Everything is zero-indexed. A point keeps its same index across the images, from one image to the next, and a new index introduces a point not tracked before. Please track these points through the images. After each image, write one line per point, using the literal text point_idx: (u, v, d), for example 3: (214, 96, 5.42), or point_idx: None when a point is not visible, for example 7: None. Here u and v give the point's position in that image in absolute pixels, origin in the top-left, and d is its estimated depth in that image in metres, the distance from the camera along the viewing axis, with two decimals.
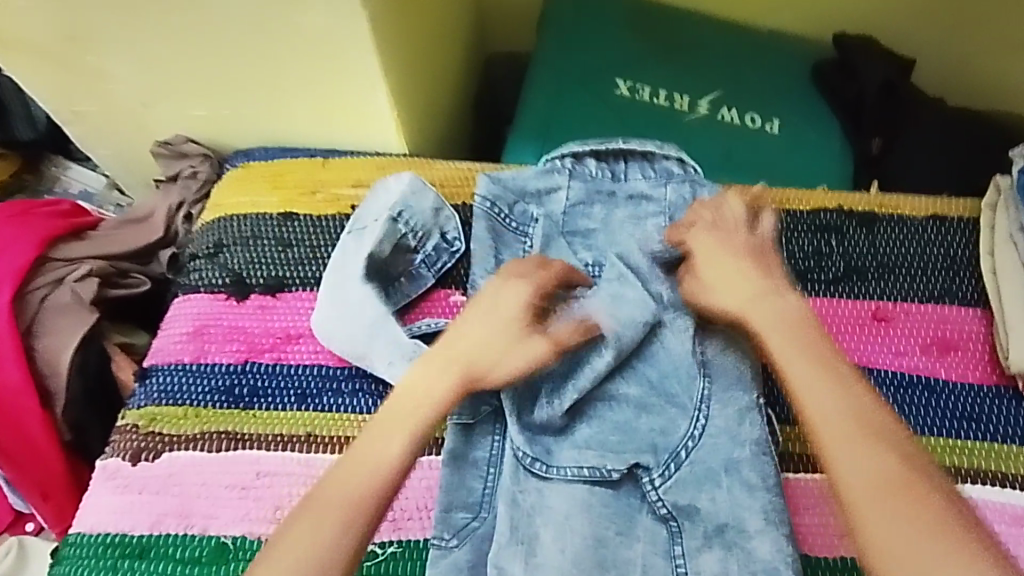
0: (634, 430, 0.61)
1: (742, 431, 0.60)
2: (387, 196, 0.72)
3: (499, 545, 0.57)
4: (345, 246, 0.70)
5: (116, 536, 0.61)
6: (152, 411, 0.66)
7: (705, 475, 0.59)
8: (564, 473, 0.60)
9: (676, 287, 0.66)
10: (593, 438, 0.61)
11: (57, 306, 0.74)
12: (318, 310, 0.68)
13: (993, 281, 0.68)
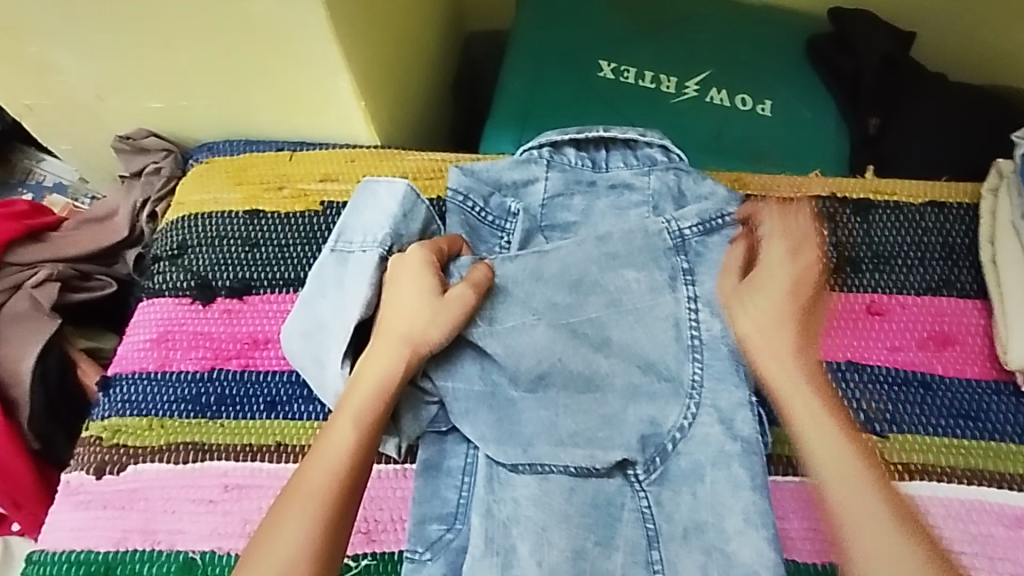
0: (622, 423, 0.59)
1: (737, 424, 0.58)
2: (376, 215, 0.64)
3: (473, 559, 0.55)
4: (325, 270, 0.63)
5: (81, 553, 0.59)
6: (116, 422, 0.64)
7: (692, 470, 0.57)
8: (540, 467, 0.58)
9: (639, 276, 0.63)
10: (581, 434, 0.58)
11: (14, 313, 0.71)
12: (288, 325, 0.63)
13: (992, 271, 0.64)
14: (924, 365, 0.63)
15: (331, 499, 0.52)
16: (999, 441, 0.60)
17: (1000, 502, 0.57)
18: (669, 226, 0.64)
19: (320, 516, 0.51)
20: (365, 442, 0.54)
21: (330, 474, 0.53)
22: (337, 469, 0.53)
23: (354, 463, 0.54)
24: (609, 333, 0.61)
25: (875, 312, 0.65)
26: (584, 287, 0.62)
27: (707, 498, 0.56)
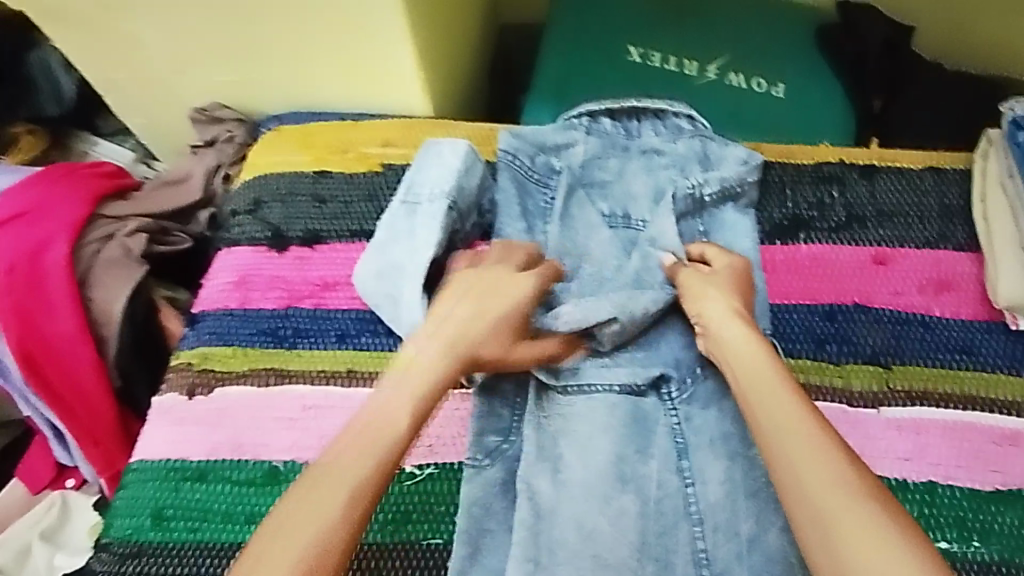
0: (657, 349, 0.68)
1: None
2: (441, 171, 0.72)
3: (526, 463, 0.62)
4: (396, 217, 0.72)
5: (176, 461, 0.66)
6: (203, 350, 0.71)
7: (717, 391, 0.65)
8: (584, 389, 0.65)
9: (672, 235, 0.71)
10: (622, 357, 0.67)
11: (107, 258, 0.78)
12: (362, 262, 0.72)
13: (982, 225, 0.72)
14: (924, 307, 0.71)
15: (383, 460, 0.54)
16: (992, 371, 0.67)
17: (992, 422, 0.65)
18: (693, 191, 0.73)
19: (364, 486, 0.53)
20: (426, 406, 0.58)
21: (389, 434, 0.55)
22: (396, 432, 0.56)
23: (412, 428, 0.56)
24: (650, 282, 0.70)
25: (879, 261, 0.73)
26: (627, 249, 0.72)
27: (729, 412, 0.64)
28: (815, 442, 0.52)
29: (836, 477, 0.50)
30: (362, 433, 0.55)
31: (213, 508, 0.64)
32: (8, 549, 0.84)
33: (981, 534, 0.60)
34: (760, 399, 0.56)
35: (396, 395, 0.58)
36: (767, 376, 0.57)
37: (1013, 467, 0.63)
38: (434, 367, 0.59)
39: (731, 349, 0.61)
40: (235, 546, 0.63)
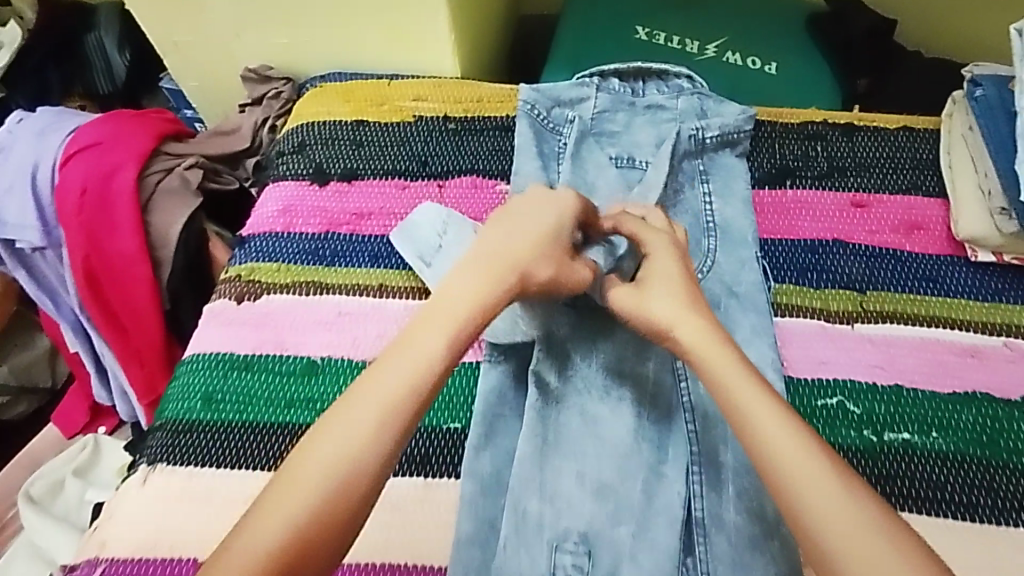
0: None
1: (743, 273, 0.75)
2: (424, 214, 0.80)
3: (537, 359, 0.68)
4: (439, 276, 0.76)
5: (225, 354, 0.75)
6: (251, 265, 0.80)
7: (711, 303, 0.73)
8: None
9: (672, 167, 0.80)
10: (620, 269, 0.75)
11: (167, 188, 0.88)
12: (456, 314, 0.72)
13: (948, 173, 0.80)
14: (897, 244, 0.78)
15: (397, 426, 0.54)
16: (955, 297, 0.75)
17: (951, 337, 0.72)
18: (695, 134, 0.82)
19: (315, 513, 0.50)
20: (440, 367, 0.57)
21: (381, 404, 0.54)
22: (390, 402, 0.54)
23: (410, 398, 0.55)
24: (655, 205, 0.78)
25: (858, 204, 0.81)
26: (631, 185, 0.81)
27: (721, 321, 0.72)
28: (817, 471, 0.52)
29: (842, 506, 0.51)
30: (350, 405, 0.54)
31: (257, 393, 0.72)
32: (51, 478, 1.19)
33: (940, 429, 0.68)
34: (750, 422, 0.55)
35: (408, 356, 0.57)
36: (758, 402, 0.56)
37: (973, 376, 0.70)
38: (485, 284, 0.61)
39: (714, 368, 0.58)
40: (275, 426, 0.71)
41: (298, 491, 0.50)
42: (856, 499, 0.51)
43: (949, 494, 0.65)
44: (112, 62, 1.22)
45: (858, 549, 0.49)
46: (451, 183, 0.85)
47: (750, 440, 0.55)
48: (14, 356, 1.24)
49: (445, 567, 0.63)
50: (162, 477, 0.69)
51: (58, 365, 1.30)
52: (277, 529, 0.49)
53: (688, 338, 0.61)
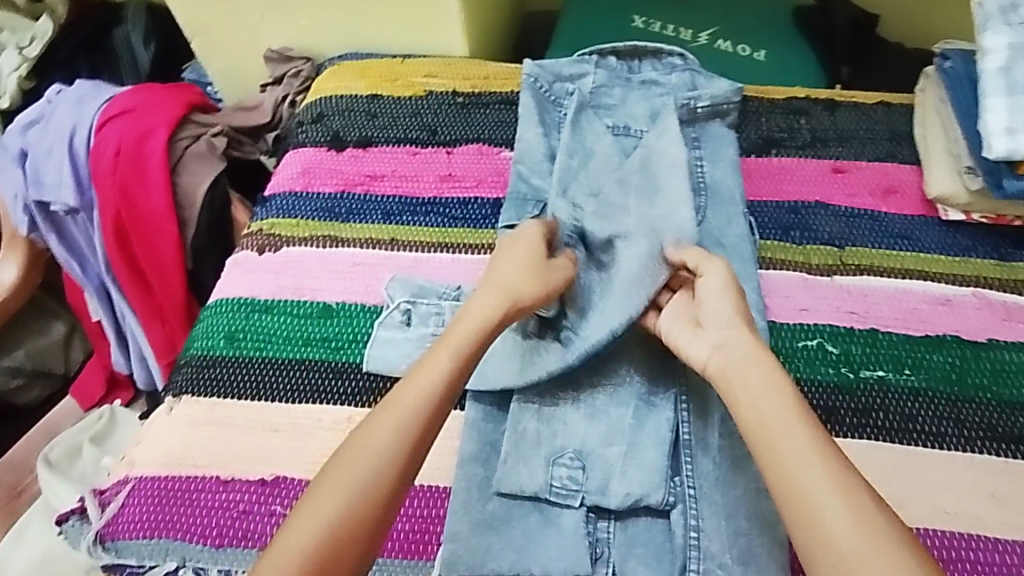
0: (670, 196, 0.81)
1: (730, 229, 0.80)
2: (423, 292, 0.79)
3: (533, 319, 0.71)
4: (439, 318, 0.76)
5: (247, 299, 0.80)
6: (272, 221, 0.86)
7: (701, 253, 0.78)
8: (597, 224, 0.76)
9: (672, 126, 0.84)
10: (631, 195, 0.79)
11: (195, 153, 0.95)
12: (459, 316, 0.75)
13: (922, 142, 0.86)
14: (873, 206, 0.84)
15: (410, 438, 0.59)
16: (927, 253, 0.80)
17: (923, 288, 0.77)
18: (688, 103, 0.88)
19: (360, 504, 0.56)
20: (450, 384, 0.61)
21: (403, 423, 0.59)
22: (410, 422, 0.59)
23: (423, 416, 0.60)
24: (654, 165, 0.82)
25: (838, 171, 0.87)
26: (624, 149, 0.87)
27: None
28: (838, 488, 0.54)
29: (856, 527, 0.52)
30: (376, 425, 0.59)
31: (277, 333, 0.78)
32: (66, 445, 1.18)
33: (913, 368, 0.72)
34: (775, 445, 0.56)
35: (421, 373, 0.62)
36: (789, 423, 0.57)
37: (943, 322, 0.75)
38: (489, 307, 0.66)
39: (752, 388, 0.59)
40: (294, 362, 0.75)
41: (335, 493, 0.56)
42: (873, 524, 0.52)
43: (921, 425, 0.69)
44: (137, 53, 1.28)
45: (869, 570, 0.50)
46: (459, 150, 0.91)
47: (770, 456, 0.56)
48: (30, 340, 1.29)
49: (449, 487, 0.67)
50: (187, 406, 0.74)
51: (72, 352, 1.34)
52: (308, 536, 0.55)
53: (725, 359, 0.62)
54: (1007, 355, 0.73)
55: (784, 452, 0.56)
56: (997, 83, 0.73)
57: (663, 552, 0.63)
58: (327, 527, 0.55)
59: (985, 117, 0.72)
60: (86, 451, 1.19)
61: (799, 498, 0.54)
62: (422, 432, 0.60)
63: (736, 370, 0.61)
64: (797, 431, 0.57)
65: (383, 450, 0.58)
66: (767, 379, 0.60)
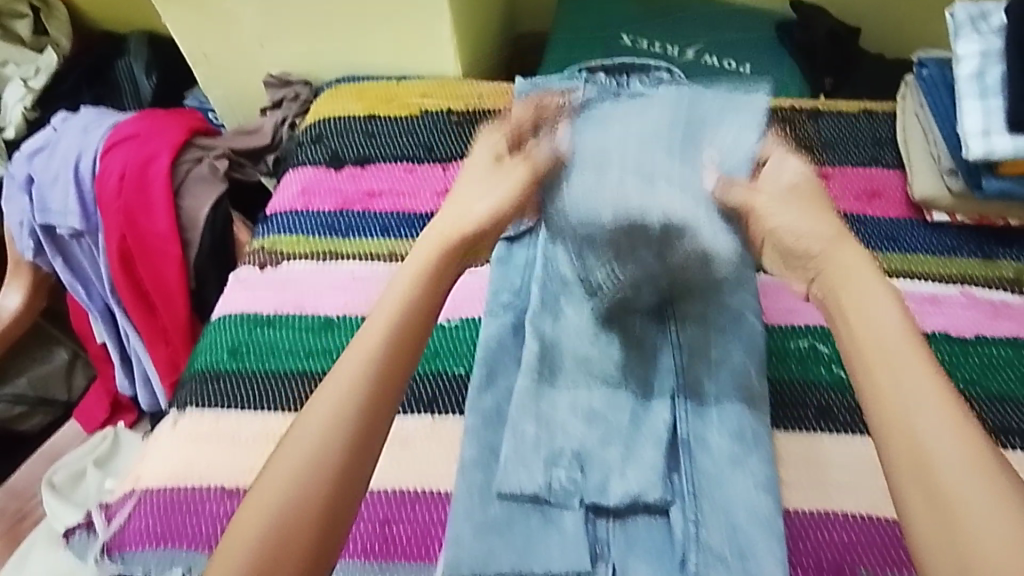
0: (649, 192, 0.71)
1: None
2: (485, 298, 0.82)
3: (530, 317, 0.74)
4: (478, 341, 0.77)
5: (249, 314, 0.82)
6: (273, 238, 0.89)
7: None
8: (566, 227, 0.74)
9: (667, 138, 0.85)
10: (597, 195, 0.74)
11: (197, 176, 0.98)
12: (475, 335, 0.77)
13: (903, 147, 0.88)
14: (860, 210, 0.86)
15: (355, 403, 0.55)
16: (914, 254, 0.82)
17: (910, 287, 0.79)
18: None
19: (314, 465, 0.53)
20: (393, 350, 0.58)
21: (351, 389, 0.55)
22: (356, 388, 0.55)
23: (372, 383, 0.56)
24: None
25: (823, 176, 0.89)
26: None
27: None
28: (954, 430, 0.50)
29: (962, 454, 0.49)
30: (330, 382, 0.56)
31: (279, 346, 0.79)
32: (70, 469, 1.19)
33: None
34: (884, 366, 0.54)
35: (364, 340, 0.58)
36: (899, 345, 0.54)
37: (932, 320, 0.77)
38: (432, 257, 0.64)
39: (861, 316, 0.57)
40: (297, 373, 0.77)
41: (290, 459, 0.53)
42: (983, 455, 0.49)
43: None
44: (140, 84, 1.32)
45: (970, 492, 0.47)
46: (454, 167, 0.94)
47: (876, 394, 0.53)
48: (34, 367, 1.31)
49: (449, 492, 0.69)
50: (191, 420, 0.75)
51: (75, 379, 1.35)
52: (269, 497, 0.51)
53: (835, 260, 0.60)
54: (995, 350, 0.74)
55: (889, 389, 0.53)
56: (970, 87, 0.75)
57: (664, 551, 0.63)
58: (276, 506, 0.51)
59: (962, 119, 0.74)
60: (89, 474, 1.19)
61: (911, 436, 0.51)
62: (380, 391, 0.56)
63: (851, 295, 0.58)
64: (912, 368, 0.53)
65: (328, 416, 0.54)
66: (881, 303, 0.57)
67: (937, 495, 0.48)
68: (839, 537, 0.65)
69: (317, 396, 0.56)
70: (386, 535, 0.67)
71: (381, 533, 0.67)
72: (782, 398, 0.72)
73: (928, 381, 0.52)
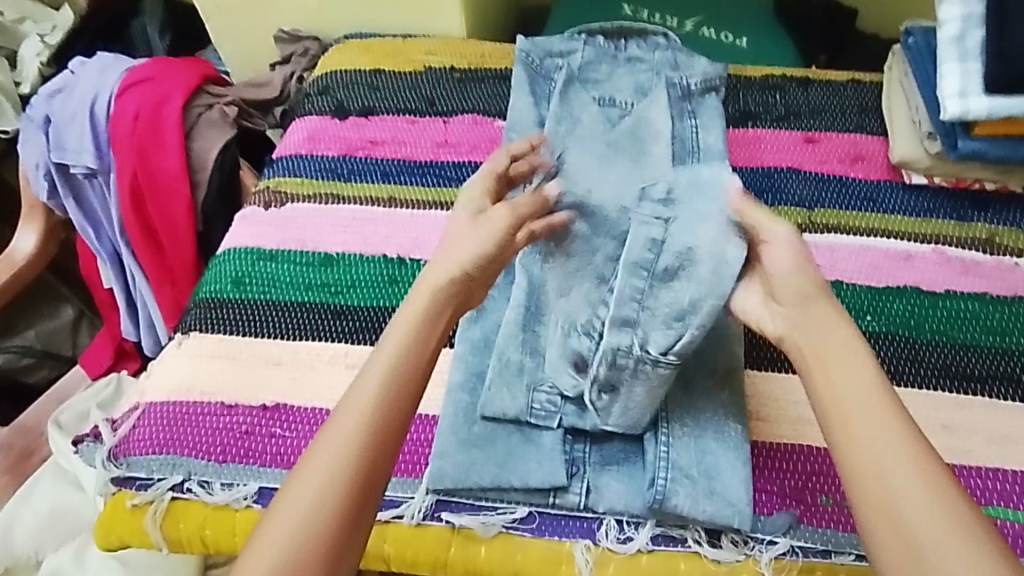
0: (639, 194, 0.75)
1: None
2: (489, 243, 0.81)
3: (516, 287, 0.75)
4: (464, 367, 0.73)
5: (253, 249, 0.86)
6: (279, 180, 0.92)
7: None
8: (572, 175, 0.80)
9: (663, 99, 0.89)
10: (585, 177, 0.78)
11: (208, 120, 1.02)
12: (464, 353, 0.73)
13: (888, 114, 0.91)
14: (843, 172, 0.88)
15: (364, 437, 0.58)
16: (891, 214, 0.84)
17: (886, 244, 0.82)
18: (681, 82, 0.92)
19: (321, 500, 0.55)
20: (393, 391, 0.60)
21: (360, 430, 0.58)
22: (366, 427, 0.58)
23: (378, 417, 0.59)
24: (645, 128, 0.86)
25: (810, 140, 0.91)
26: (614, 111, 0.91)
27: None
28: (919, 476, 0.54)
29: (931, 506, 0.53)
30: (335, 427, 0.58)
31: (280, 279, 0.83)
32: (76, 409, 1.14)
33: (874, 314, 0.77)
34: (865, 429, 0.57)
35: (366, 380, 0.61)
36: (875, 412, 0.57)
37: (906, 275, 0.80)
38: (419, 316, 0.64)
39: (831, 364, 0.60)
40: (296, 304, 0.81)
41: (302, 495, 0.56)
42: (953, 510, 0.53)
43: (881, 364, 0.74)
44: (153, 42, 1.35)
45: (938, 543, 0.51)
46: (455, 120, 0.96)
47: (850, 445, 0.57)
48: (41, 322, 1.32)
49: (437, 415, 0.72)
50: (195, 341, 0.79)
51: (81, 337, 1.36)
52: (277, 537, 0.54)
53: (807, 334, 0.62)
54: (963, 303, 0.78)
55: (868, 440, 0.57)
56: (950, 50, 0.79)
57: (636, 468, 0.68)
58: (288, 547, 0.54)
59: (940, 82, 0.79)
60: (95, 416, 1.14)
61: (884, 486, 0.54)
62: (378, 437, 0.59)
63: (827, 348, 0.61)
64: (879, 419, 0.57)
65: (335, 458, 0.57)
66: (854, 360, 0.60)
67: (907, 545, 0.52)
68: (805, 467, 0.68)
69: (321, 443, 0.58)
70: None
71: None
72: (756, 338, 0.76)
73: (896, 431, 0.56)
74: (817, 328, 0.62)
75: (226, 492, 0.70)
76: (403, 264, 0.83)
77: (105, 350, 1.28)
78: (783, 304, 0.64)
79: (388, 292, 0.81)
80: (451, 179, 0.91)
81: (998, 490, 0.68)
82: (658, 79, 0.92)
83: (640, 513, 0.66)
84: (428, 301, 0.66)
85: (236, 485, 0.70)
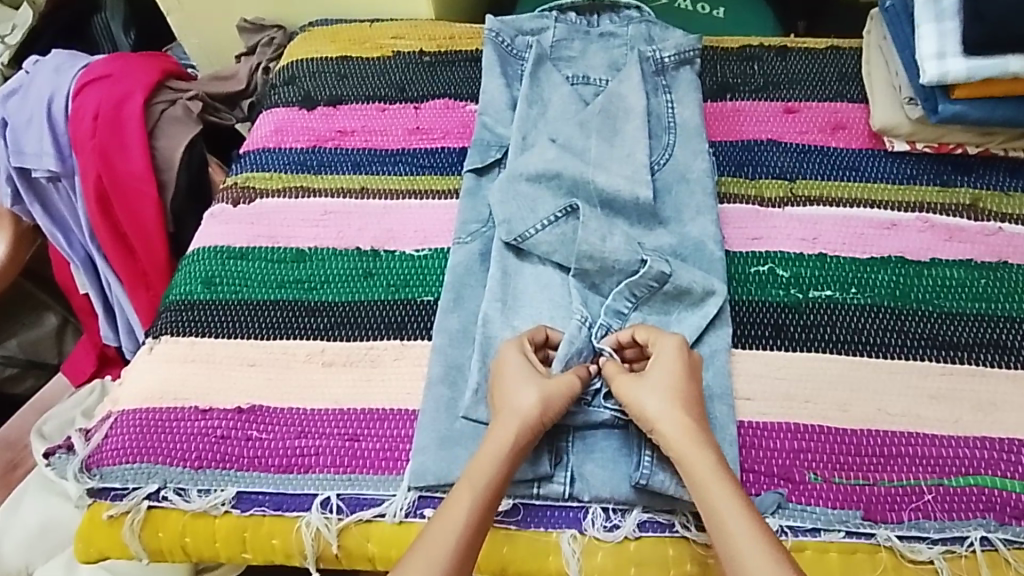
0: (636, 176, 0.80)
1: (695, 164, 0.82)
2: (469, 215, 0.82)
3: (495, 281, 0.76)
4: (446, 352, 0.73)
5: (222, 247, 0.83)
6: (247, 175, 0.90)
7: (664, 188, 0.81)
8: (542, 159, 0.80)
9: (636, 76, 0.86)
10: (558, 159, 0.80)
11: (171, 117, 0.99)
12: (445, 337, 0.74)
13: (868, 80, 0.89)
14: (823, 141, 0.86)
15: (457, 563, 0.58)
16: (871, 182, 0.83)
17: (870, 214, 0.81)
18: (654, 55, 0.89)
19: None
20: (482, 515, 0.60)
21: (446, 562, 0.57)
22: (451, 560, 0.57)
23: (466, 549, 0.58)
24: (617, 110, 0.84)
25: (789, 110, 0.89)
26: (586, 91, 0.89)
27: (673, 203, 0.80)
28: (750, 522, 0.57)
29: (763, 550, 0.55)
30: (426, 548, 0.58)
31: (252, 277, 0.81)
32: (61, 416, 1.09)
33: (858, 286, 0.76)
34: (689, 461, 0.61)
35: (450, 513, 0.60)
36: (710, 467, 0.60)
37: (890, 244, 0.78)
38: (511, 440, 0.63)
39: (668, 431, 0.63)
40: (269, 302, 0.79)
41: None
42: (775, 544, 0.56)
43: (867, 337, 0.73)
44: (114, 37, 1.30)
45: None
46: (426, 105, 0.93)
47: (703, 494, 0.59)
48: (23, 332, 1.30)
49: (417, 410, 0.71)
50: (167, 345, 0.77)
51: (66, 345, 1.32)
52: None
53: (651, 410, 0.64)
54: (947, 271, 0.77)
55: (711, 491, 0.59)
56: (926, 11, 0.77)
57: (621, 455, 0.67)
58: None
59: (918, 44, 0.77)
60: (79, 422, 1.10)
61: (725, 536, 0.57)
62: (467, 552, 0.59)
63: (669, 425, 0.63)
64: (717, 476, 0.60)
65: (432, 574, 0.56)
66: (689, 428, 0.63)
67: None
68: (791, 444, 0.68)
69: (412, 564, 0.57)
70: (355, 449, 0.70)
71: (350, 448, 0.70)
72: (740, 316, 0.75)
73: (732, 487, 0.59)
74: (652, 393, 0.65)
75: (204, 498, 0.69)
76: (377, 257, 0.81)
77: (86, 355, 1.25)
78: (653, 380, 0.66)
79: (363, 287, 0.79)
80: (424, 166, 0.88)
81: (986, 458, 0.67)
82: (630, 54, 0.89)
83: (626, 500, 0.65)
84: (515, 430, 0.64)
85: (214, 491, 0.69)
